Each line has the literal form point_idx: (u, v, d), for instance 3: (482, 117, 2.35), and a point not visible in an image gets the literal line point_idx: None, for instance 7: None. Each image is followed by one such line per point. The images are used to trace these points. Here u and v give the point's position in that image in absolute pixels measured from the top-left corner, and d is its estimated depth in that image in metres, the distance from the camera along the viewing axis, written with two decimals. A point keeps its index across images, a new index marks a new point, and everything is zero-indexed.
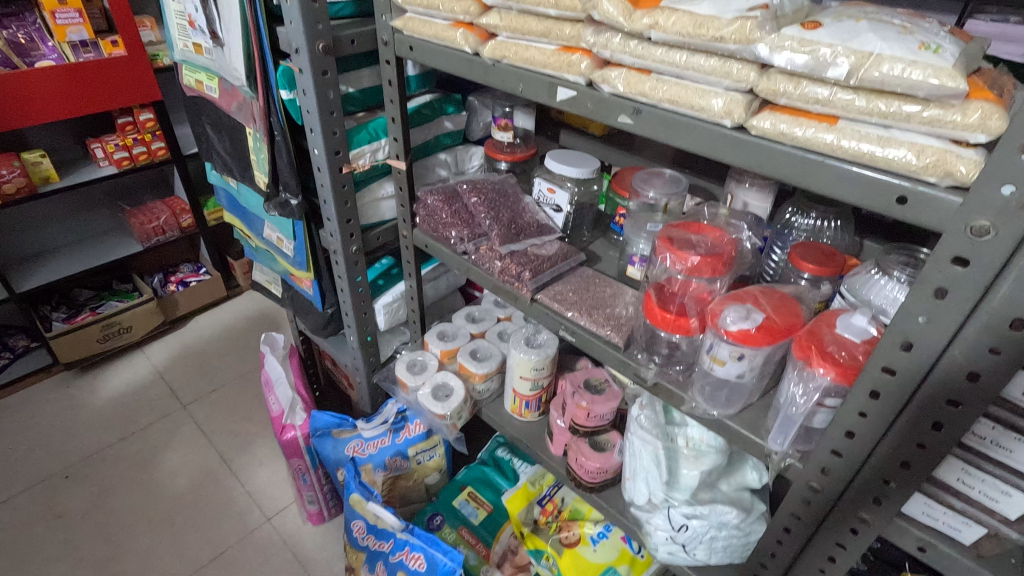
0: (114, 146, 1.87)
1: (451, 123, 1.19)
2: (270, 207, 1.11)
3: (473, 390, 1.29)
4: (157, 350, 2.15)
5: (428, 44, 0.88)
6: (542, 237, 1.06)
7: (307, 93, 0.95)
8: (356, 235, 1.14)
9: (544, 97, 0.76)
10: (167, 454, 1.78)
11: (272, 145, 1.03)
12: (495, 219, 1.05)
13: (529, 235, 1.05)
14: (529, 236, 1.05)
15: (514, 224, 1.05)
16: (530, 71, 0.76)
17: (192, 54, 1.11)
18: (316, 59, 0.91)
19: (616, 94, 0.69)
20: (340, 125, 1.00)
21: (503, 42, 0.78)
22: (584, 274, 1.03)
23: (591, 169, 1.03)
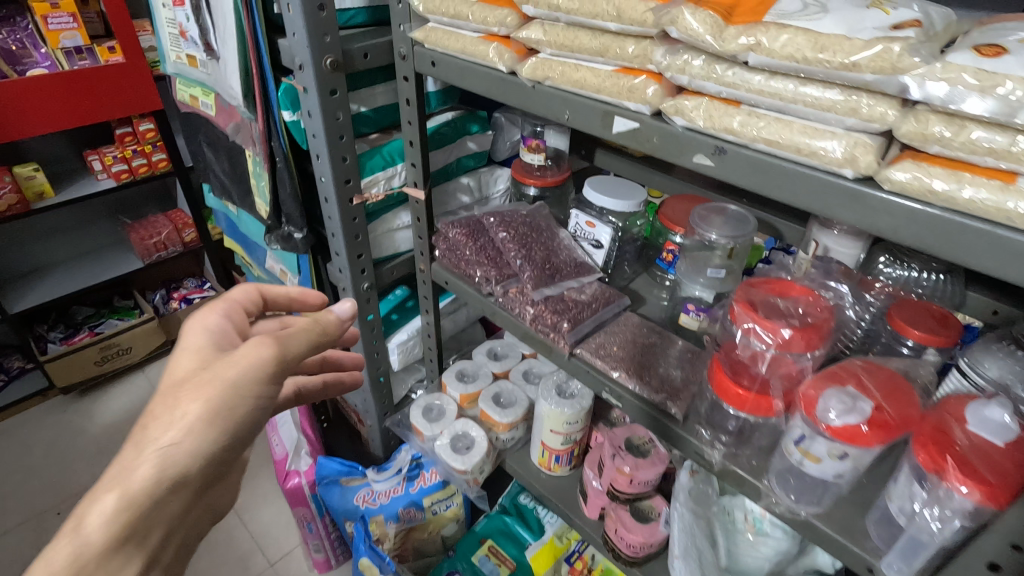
0: (112, 158, 1.78)
1: (474, 143, 1.06)
2: (272, 240, 0.98)
3: (496, 440, 1.16)
4: (158, 371, 2.04)
5: (456, 60, 0.74)
6: (580, 278, 0.92)
7: (313, 115, 0.82)
8: (368, 270, 1.01)
9: (597, 128, 0.63)
10: None
11: (273, 172, 0.91)
12: (526, 256, 0.90)
13: (566, 276, 0.91)
14: (565, 276, 0.91)
15: (549, 262, 0.91)
16: (578, 97, 0.63)
17: (186, 66, 0.99)
18: (323, 76, 0.78)
19: (692, 129, 0.55)
20: (351, 151, 0.87)
21: (546, 61, 0.65)
22: (628, 322, 0.90)
23: (636, 202, 0.89)
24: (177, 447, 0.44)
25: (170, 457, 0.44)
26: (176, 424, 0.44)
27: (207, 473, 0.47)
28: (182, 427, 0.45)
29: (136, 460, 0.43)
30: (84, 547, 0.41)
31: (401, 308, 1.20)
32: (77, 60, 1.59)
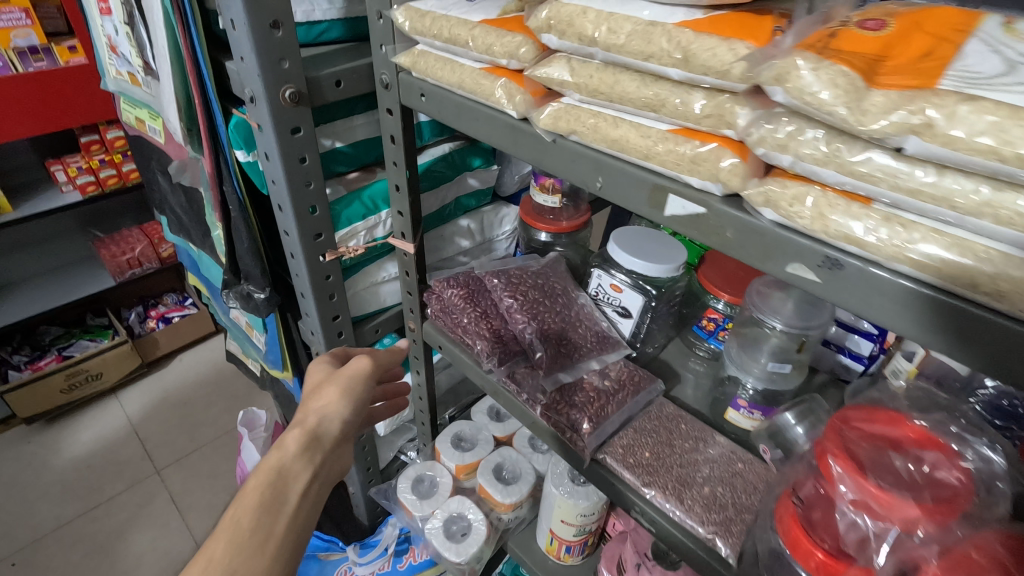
0: (77, 169, 1.61)
1: (476, 180, 0.89)
2: (230, 297, 0.82)
3: (497, 520, 1.00)
4: (133, 398, 1.89)
5: (452, 96, 0.57)
6: (603, 356, 0.75)
7: (271, 158, 0.65)
8: (346, 333, 0.85)
9: (642, 206, 0.45)
10: (135, 535, 1.53)
11: (227, 221, 0.74)
12: (538, 330, 0.73)
13: (585, 355, 0.74)
14: (585, 355, 0.74)
15: (566, 337, 0.74)
16: (617, 162, 0.45)
17: (127, 85, 0.81)
18: (281, 111, 0.61)
19: (788, 226, 0.38)
20: (321, 199, 0.70)
21: (572, 109, 0.47)
22: (660, 414, 0.73)
23: (675, 265, 0.72)
24: (326, 411, 0.66)
25: (326, 412, 0.66)
26: (325, 395, 0.68)
27: (344, 433, 0.67)
28: (336, 390, 0.69)
29: (305, 417, 0.65)
30: (284, 454, 0.60)
31: None
32: (33, 60, 1.41)
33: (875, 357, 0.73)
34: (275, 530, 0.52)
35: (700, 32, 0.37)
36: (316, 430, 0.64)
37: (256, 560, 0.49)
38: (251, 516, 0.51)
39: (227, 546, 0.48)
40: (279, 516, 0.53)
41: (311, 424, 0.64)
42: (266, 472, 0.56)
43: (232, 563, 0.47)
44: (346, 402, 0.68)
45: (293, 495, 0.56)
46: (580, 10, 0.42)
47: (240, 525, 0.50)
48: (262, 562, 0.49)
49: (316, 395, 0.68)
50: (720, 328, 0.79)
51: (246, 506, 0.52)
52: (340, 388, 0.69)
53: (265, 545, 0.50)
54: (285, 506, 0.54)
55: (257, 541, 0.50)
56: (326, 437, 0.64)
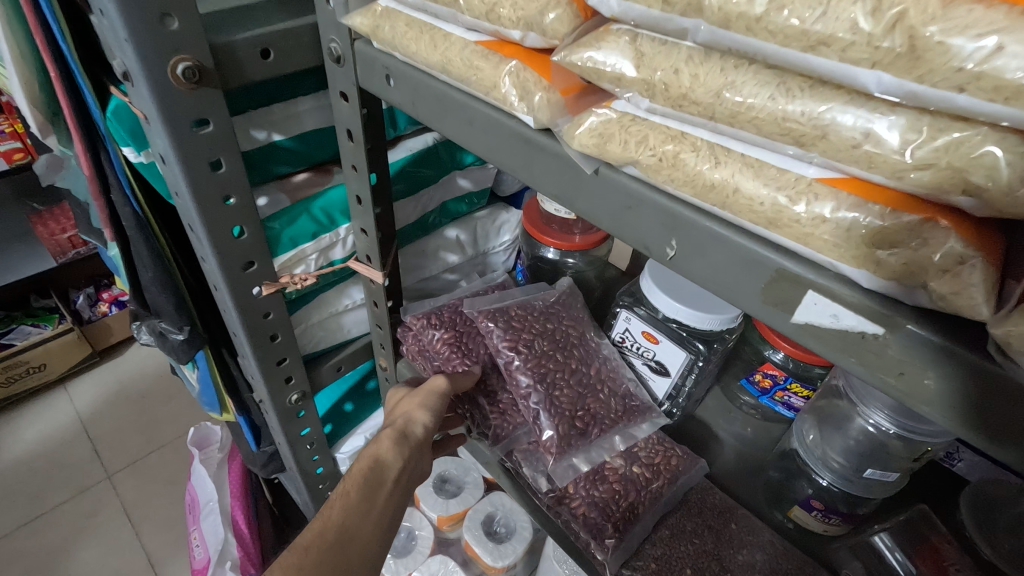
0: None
1: (467, 180, 0.69)
2: (140, 330, 0.62)
3: None
4: (83, 390, 1.70)
5: (431, 83, 0.37)
6: (629, 429, 0.58)
7: (167, 162, 0.44)
8: (297, 377, 0.66)
9: (745, 300, 0.27)
10: (81, 551, 1.38)
11: (122, 239, 0.53)
12: (549, 402, 0.55)
13: (606, 431, 0.56)
14: (604, 431, 0.56)
15: (584, 407, 0.56)
16: (712, 224, 0.26)
17: None
18: (174, 94, 0.40)
19: None
20: (251, 214, 0.50)
21: (635, 124, 0.28)
22: (704, 508, 0.55)
23: (733, 316, 0.54)
24: (416, 410, 0.54)
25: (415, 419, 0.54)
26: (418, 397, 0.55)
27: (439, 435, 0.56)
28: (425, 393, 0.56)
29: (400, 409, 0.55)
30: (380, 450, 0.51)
31: (357, 394, 0.82)
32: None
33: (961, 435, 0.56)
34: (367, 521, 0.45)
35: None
36: (409, 427, 0.53)
37: (364, 529, 0.45)
38: (359, 487, 0.47)
39: (342, 509, 0.45)
40: (384, 486, 0.48)
41: (402, 423, 0.53)
42: (366, 455, 0.50)
43: (346, 526, 0.44)
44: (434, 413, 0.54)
45: (393, 475, 0.49)
46: None
47: (350, 494, 0.46)
48: (371, 530, 0.45)
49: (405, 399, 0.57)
50: (778, 388, 0.59)
51: (352, 481, 0.47)
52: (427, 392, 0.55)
53: (372, 515, 0.46)
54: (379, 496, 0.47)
55: (365, 508, 0.46)
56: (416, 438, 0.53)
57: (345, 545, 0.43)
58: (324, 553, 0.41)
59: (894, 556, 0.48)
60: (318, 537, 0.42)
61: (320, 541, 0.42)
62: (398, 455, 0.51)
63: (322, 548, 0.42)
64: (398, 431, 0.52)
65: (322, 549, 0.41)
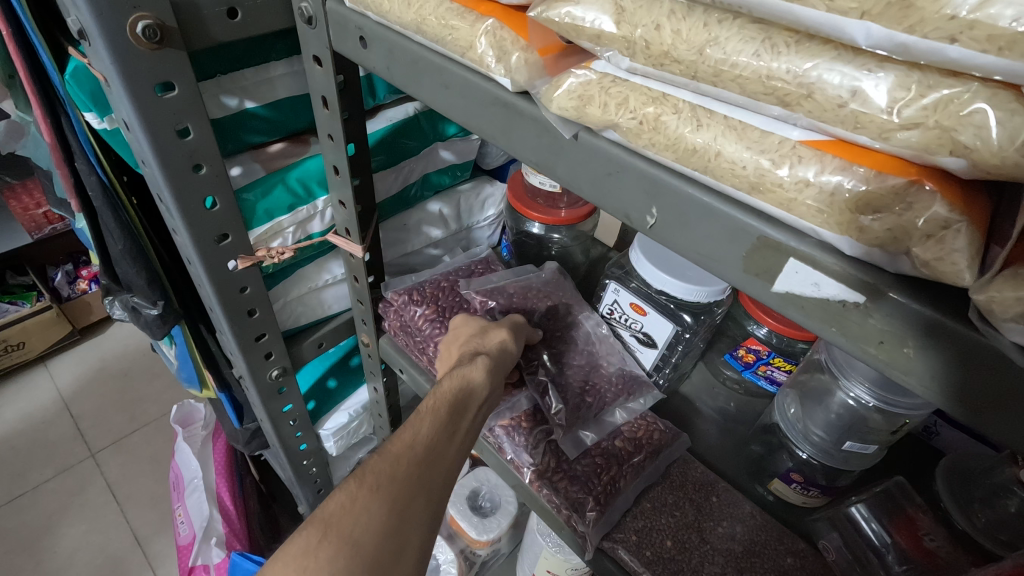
0: None
1: (450, 152, 0.68)
2: (113, 305, 0.60)
3: (472, 555, 0.85)
4: (65, 368, 1.68)
5: (405, 44, 0.35)
6: (619, 403, 0.58)
7: (130, 128, 0.42)
8: (277, 353, 0.65)
9: (723, 268, 0.26)
10: (66, 529, 1.37)
11: (89, 211, 0.51)
12: (557, 383, 0.57)
13: (608, 403, 0.57)
14: (609, 403, 0.57)
15: (586, 381, 0.58)
16: (693, 190, 0.25)
17: None
18: (130, 54, 0.38)
19: None
20: (225, 183, 0.48)
21: (612, 82, 0.27)
22: (686, 482, 0.56)
23: (722, 289, 0.53)
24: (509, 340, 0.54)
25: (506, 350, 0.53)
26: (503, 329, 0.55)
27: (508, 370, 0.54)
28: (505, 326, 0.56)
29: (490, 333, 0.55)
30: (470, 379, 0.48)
31: (340, 370, 0.81)
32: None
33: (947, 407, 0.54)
34: (453, 441, 0.43)
35: None
36: (503, 355, 0.53)
37: (448, 448, 0.42)
38: (448, 405, 0.45)
39: (432, 428, 0.42)
40: (468, 413, 0.46)
41: (497, 350, 0.53)
42: (454, 376, 0.48)
43: (434, 443, 0.41)
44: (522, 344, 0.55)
45: (474, 407, 0.47)
46: None
47: (440, 411, 0.44)
48: (452, 452, 0.43)
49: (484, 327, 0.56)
50: (761, 363, 0.59)
51: (441, 399, 0.45)
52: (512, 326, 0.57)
53: (456, 435, 0.44)
54: (465, 418, 0.46)
55: (451, 430, 0.44)
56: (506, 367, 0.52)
57: (433, 461, 0.40)
58: (417, 466, 0.39)
59: (870, 527, 0.49)
60: (410, 447, 0.40)
61: (411, 451, 0.39)
62: (485, 384, 0.49)
63: (414, 459, 0.39)
64: (489, 359, 0.51)
65: (414, 460, 0.39)
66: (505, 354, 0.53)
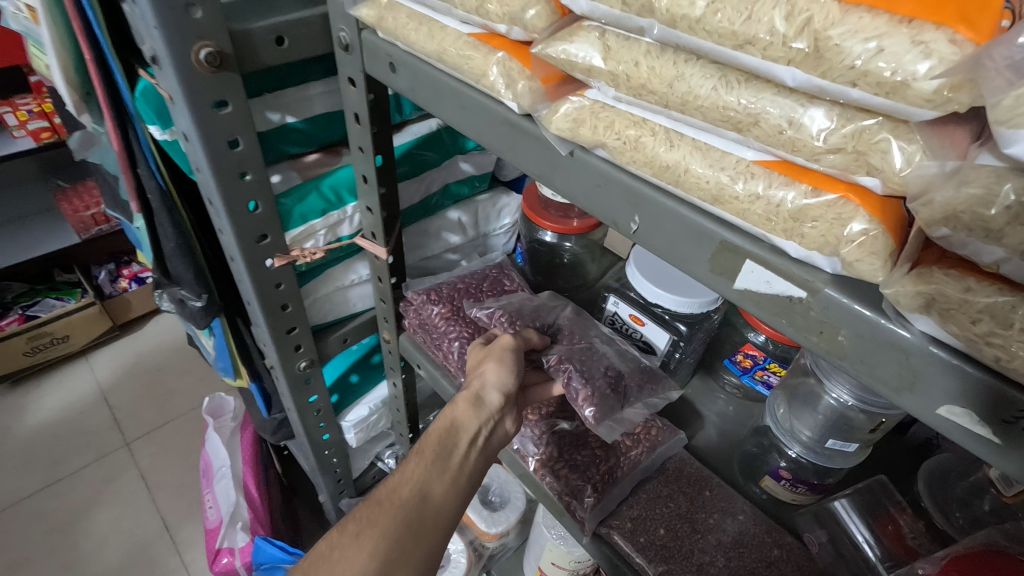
0: (27, 113, 1.41)
1: (468, 164, 0.73)
2: (163, 297, 0.66)
3: (481, 547, 0.89)
4: (103, 361, 1.77)
5: (428, 71, 0.40)
6: (644, 397, 0.59)
7: (190, 140, 0.48)
8: (305, 345, 0.70)
9: (695, 268, 0.30)
10: (101, 513, 1.45)
11: (147, 212, 0.58)
12: (580, 369, 0.57)
13: (638, 394, 0.58)
14: (637, 397, 0.58)
15: (611, 371, 0.58)
16: (666, 201, 0.30)
17: (25, 25, 0.63)
18: (193, 78, 0.44)
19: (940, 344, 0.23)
20: (266, 191, 0.54)
21: (601, 108, 0.31)
22: (682, 476, 0.59)
23: (712, 299, 0.57)
24: (490, 372, 0.55)
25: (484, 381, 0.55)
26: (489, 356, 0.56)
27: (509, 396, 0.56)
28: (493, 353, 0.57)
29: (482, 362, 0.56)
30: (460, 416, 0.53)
31: (363, 366, 0.86)
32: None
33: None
34: (442, 479, 0.49)
35: (851, 6, 0.21)
36: (483, 392, 0.54)
37: (435, 487, 0.48)
38: (434, 447, 0.51)
39: (419, 469, 0.49)
40: (459, 449, 0.51)
41: (476, 386, 0.54)
42: (443, 417, 0.53)
43: (419, 486, 0.48)
44: (511, 372, 0.55)
45: (463, 441, 0.52)
46: None
47: (427, 452, 0.50)
48: (441, 491, 0.49)
49: (474, 360, 0.58)
50: (758, 367, 0.62)
51: (430, 440, 0.51)
52: (500, 352, 0.57)
53: (447, 473, 0.50)
54: (455, 455, 0.51)
55: (437, 469, 0.49)
56: (493, 401, 0.54)
57: (422, 504, 0.47)
58: (399, 510, 0.46)
59: (854, 522, 0.52)
60: (395, 494, 0.47)
61: (395, 497, 0.47)
62: (471, 419, 0.52)
63: (397, 504, 0.46)
64: (470, 394, 0.54)
65: (398, 504, 0.46)
66: (485, 389, 0.54)
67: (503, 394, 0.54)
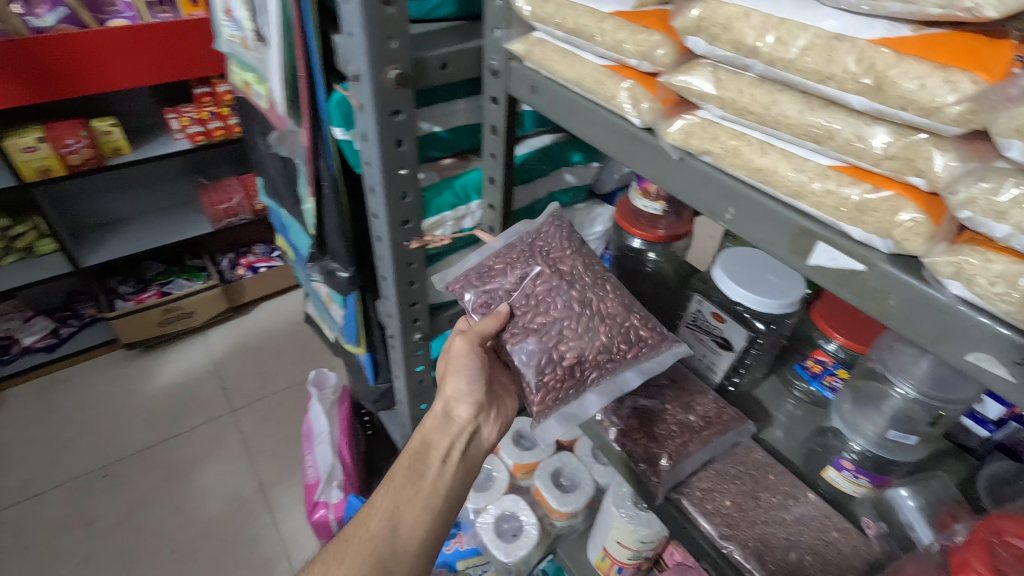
0: (189, 119, 1.67)
1: (572, 176, 0.84)
2: (315, 269, 0.81)
3: (550, 526, 0.98)
4: (218, 337, 2.01)
5: (566, 93, 0.52)
6: (600, 384, 0.62)
7: (369, 140, 0.62)
8: (422, 319, 0.83)
9: (778, 249, 0.39)
10: (208, 469, 1.64)
11: (318, 197, 0.73)
12: (528, 365, 0.62)
13: (594, 380, 0.62)
14: (592, 383, 0.62)
15: (563, 364, 0.61)
16: (758, 196, 0.39)
17: (237, 49, 0.81)
18: (383, 93, 0.58)
19: (970, 304, 0.30)
20: (414, 186, 0.68)
21: (708, 124, 0.41)
22: (748, 460, 0.66)
23: (790, 303, 0.64)
24: (450, 392, 0.71)
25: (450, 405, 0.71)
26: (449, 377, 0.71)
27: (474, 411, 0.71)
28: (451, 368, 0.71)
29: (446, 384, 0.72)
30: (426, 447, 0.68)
31: None
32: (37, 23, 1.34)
33: (1004, 423, 0.61)
34: (411, 504, 0.64)
35: (904, 54, 0.30)
36: (450, 409, 0.70)
37: (405, 513, 0.63)
38: (403, 475, 0.65)
39: (390, 499, 0.64)
40: (428, 471, 0.66)
41: (446, 405, 0.71)
42: (417, 441, 0.69)
43: (387, 517, 0.62)
44: (465, 384, 0.70)
45: (434, 460, 0.67)
46: (742, 12, 0.35)
47: (398, 480, 0.65)
48: (411, 516, 0.63)
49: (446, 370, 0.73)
50: (827, 373, 0.69)
51: (402, 468, 0.66)
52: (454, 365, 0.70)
53: (416, 497, 0.64)
54: (424, 478, 0.65)
55: (407, 496, 0.64)
56: (461, 413, 0.70)
57: (393, 535, 0.61)
58: (371, 541, 0.60)
59: (911, 505, 0.55)
60: (368, 525, 0.61)
61: (367, 531, 0.61)
62: (441, 439, 0.68)
63: (369, 534, 0.61)
64: (440, 410, 0.71)
65: (367, 536, 0.60)
66: (451, 404, 0.71)
67: (465, 407, 0.71)
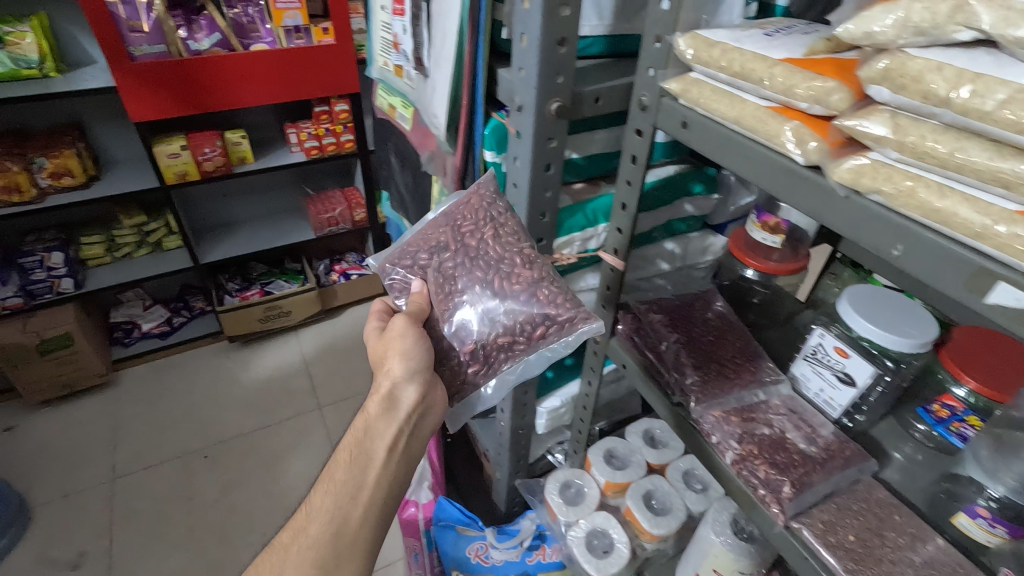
0: (307, 134, 1.81)
1: (692, 207, 0.88)
2: None
3: (638, 548, 0.99)
4: (308, 337, 2.15)
5: (721, 129, 0.55)
6: (507, 360, 0.67)
7: (521, 163, 0.69)
8: None
9: (950, 287, 0.41)
10: (294, 460, 1.74)
11: None
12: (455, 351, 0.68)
13: (503, 361, 0.68)
14: (501, 365, 0.68)
15: (473, 346, 0.66)
16: (933, 236, 0.41)
17: (391, 75, 0.90)
18: (544, 122, 0.64)
19: None
20: (552, 207, 0.73)
21: (882, 165, 0.43)
22: (871, 498, 0.66)
23: (921, 342, 0.65)
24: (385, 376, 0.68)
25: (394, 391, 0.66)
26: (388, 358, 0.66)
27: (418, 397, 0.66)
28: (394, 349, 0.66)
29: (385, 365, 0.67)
30: (370, 442, 0.65)
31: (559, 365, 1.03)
32: (194, 46, 1.51)
33: None
34: (355, 500, 0.62)
35: None
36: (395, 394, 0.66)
37: (351, 510, 0.62)
38: (344, 472, 0.64)
39: (329, 501, 0.62)
40: (372, 465, 0.64)
41: (389, 389, 0.66)
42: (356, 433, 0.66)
43: (329, 517, 0.61)
44: (405, 363, 0.66)
45: (378, 451, 0.65)
46: (936, 65, 0.39)
47: (340, 478, 0.63)
48: (354, 513, 0.62)
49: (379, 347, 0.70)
50: (955, 419, 0.69)
51: (343, 462, 0.64)
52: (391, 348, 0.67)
53: (358, 496, 0.62)
54: (368, 469, 0.64)
55: (348, 494, 0.62)
56: (406, 396, 0.66)
57: (339, 538, 0.60)
58: (316, 545, 0.59)
59: None
60: (310, 526, 0.61)
61: (308, 536, 0.60)
62: (386, 431, 0.65)
63: (315, 538, 0.59)
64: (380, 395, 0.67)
65: (307, 542, 0.59)
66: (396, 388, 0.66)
67: (411, 390, 0.66)
